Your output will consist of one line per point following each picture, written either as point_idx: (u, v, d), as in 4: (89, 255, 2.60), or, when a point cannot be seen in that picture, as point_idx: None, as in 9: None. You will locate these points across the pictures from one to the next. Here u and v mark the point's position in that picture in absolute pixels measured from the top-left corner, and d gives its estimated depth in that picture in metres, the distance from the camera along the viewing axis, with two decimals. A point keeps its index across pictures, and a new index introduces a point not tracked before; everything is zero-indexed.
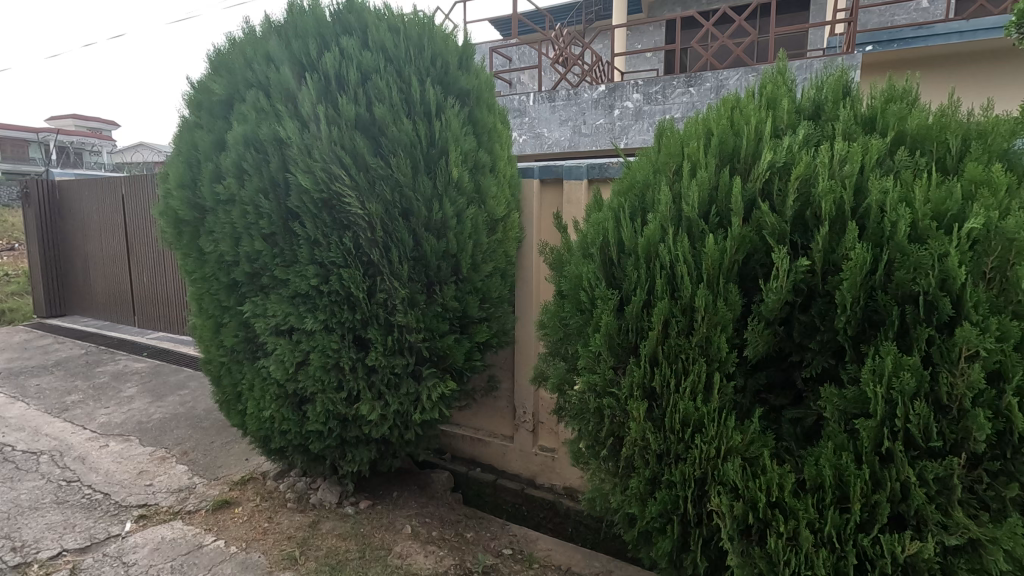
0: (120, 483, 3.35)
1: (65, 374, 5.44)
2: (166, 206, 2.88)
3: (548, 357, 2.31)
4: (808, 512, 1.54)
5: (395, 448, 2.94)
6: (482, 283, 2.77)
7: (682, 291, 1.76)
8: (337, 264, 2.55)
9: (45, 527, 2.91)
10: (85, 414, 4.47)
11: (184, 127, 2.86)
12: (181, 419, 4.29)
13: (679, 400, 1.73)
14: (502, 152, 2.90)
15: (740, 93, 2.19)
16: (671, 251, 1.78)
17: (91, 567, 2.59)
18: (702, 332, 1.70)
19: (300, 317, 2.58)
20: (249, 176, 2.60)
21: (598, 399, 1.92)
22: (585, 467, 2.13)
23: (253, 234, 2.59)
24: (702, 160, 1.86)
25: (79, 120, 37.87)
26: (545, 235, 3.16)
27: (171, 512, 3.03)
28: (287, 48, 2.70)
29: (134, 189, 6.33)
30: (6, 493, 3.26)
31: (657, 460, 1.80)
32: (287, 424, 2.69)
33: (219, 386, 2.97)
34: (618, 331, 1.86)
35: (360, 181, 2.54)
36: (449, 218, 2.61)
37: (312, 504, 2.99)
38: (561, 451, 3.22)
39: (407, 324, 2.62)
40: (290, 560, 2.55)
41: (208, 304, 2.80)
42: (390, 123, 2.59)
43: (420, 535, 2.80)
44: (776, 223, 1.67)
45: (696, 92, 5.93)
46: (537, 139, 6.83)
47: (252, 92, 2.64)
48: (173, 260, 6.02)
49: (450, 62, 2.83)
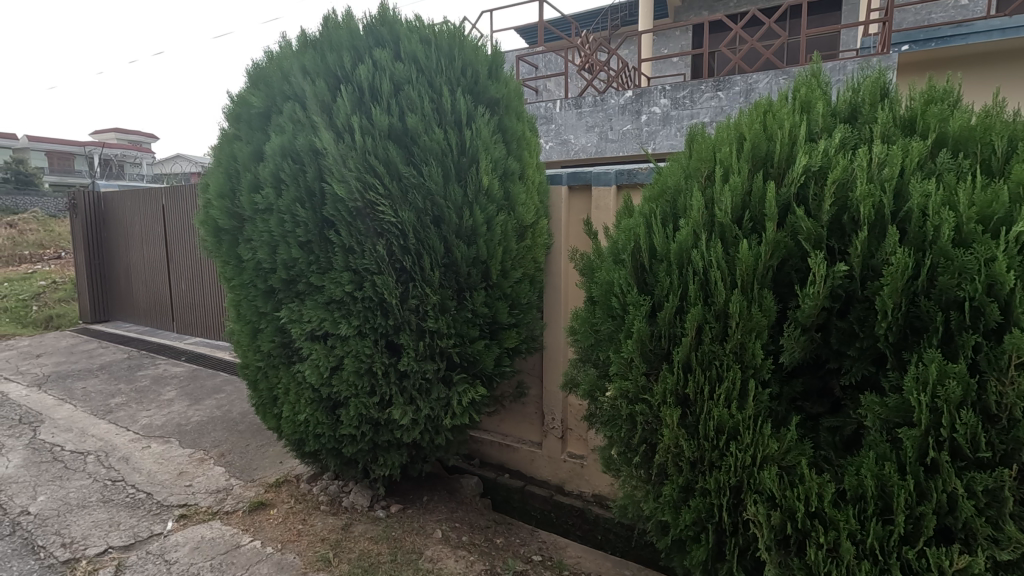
0: (162, 483, 3.46)
1: (109, 377, 5.66)
2: (206, 215, 2.99)
3: (578, 363, 2.31)
4: (849, 523, 1.50)
5: (425, 452, 2.97)
6: (512, 289, 2.79)
7: (715, 297, 1.75)
8: (370, 271, 2.60)
9: (92, 525, 3.02)
10: (128, 415, 4.64)
11: (223, 140, 2.96)
12: (217, 422, 4.41)
13: (713, 407, 1.71)
14: (531, 159, 2.93)
15: (772, 96, 2.16)
16: (704, 256, 1.77)
17: (135, 563, 2.69)
18: (737, 338, 1.69)
19: (334, 322, 2.65)
20: (287, 185, 2.68)
21: (630, 405, 1.91)
22: (617, 475, 2.12)
23: (290, 241, 2.66)
24: (735, 165, 1.84)
25: (121, 133, 39.63)
26: (574, 241, 3.16)
27: (210, 512, 3.12)
28: (322, 61, 2.78)
29: (174, 200, 6.57)
30: (55, 491, 3.41)
31: (691, 468, 1.79)
32: (322, 428, 2.75)
33: (256, 390, 3.05)
34: (650, 337, 1.86)
35: (393, 189, 2.59)
36: (480, 225, 2.63)
37: (345, 506, 3.04)
38: (590, 458, 3.20)
39: (438, 330, 2.66)
40: (324, 561, 2.60)
41: (246, 310, 2.88)
42: (422, 132, 2.64)
43: (450, 540, 2.82)
44: (812, 228, 1.65)
45: (725, 96, 5.87)
46: (563, 145, 6.83)
47: (289, 104, 2.72)
48: (210, 268, 6.23)
49: (480, 71, 2.87)
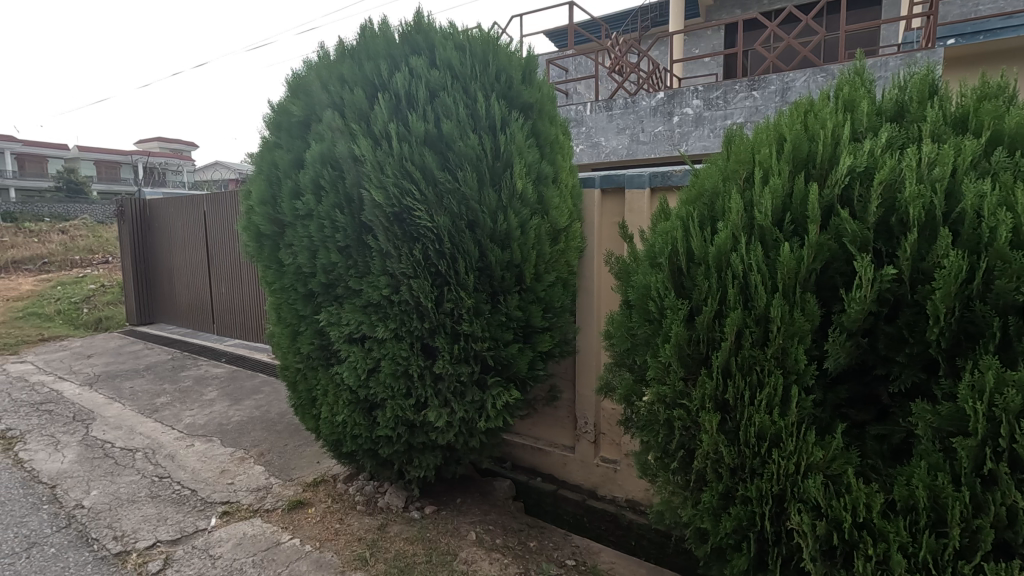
0: (205, 480, 3.58)
1: (154, 377, 5.89)
2: (248, 221, 3.09)
3: (614, 367, 2.30)
4: (899, 535, 1.45)
5: (459, 455, 2.99)
6: (546, 292, 2.79)
7: (756, 302, 1.72)
8: (407, 275, 2.64)
9: (142, 519, 3.14)
10: (172, 415, 4.82)
11: (264, 147, 3.05)
12: (256, 422, 4.54)
13: (754, 413, 1.68)
14: (565, 163, 2.94)
15: (813, 96, 2.11)
16: (744, 259, 1.75)
17: (182, 557, 2.78)
18: (779, 343, 1.66)
19: (371, 326, 2.70)
20: (326, 191, 2.75)
21: (668, 410, 1.90)
22: (653, 480, 2.10)
23: (329, 246, 2.73)
24: (775, 168, 1.81)
25: (163, 142, 41.21)
26: (607, 244, 3.14)
27: (251, 509, 3.21)
28: (360, 70, 2.84)
29: (215, 207, 6.79)
30: (107, 486, 3.56)
31: (731, 475, 1.76)
32: (359, 429, 2.80)
33: (295, 391, 3.13)
34: (688, 342, 1.84)
35: (429, 195, 2.63)
36: (514, 229, 2.64)
37: (380, 507, 3.09)
38: (623, 462, 3.15)
39: (473, 333, 2.68)
40: (361, 561, 2.65)
41: (286, 313, 2.96)
42: (457, 138, 2.67)
43: (484, 542, 2.83)
44: (858, 230, 1.61)
45: (760, 95, 5.77)
46: (594, 148, 6.79)
47: (328, 112, 2.79)
48: (249, 272, 6.41)
49: (514, 76, 2.89)
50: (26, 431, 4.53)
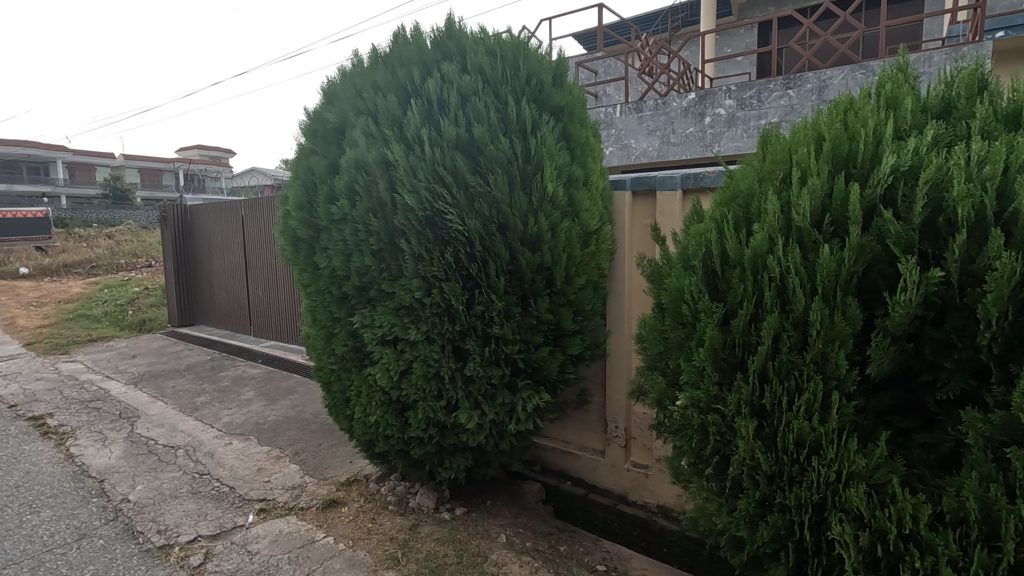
0: (243, 478, 3.69)
1: (194, 377, 6.09)
2: (285, 226, 3.17)
3: (646, 371, 2.28)
4: (948, 548, 1.39)
5: (489, 457, 3.00)
6: (576, 295, 2.78)
7: (794, 305, 1.67)
8: (439, 277, 2.67)
9: (183, 514, 3.25)
10: (212, 413, 4.97)
11: (300, 154, 3.12)
12: (291, 421, 4.65)
13: (793, 419, 1.64)
14: (595, 165, 2.93)
15: (853, 94, 2.06)
16: (782, 261, 1.71)
17: (221, 552, 2.86)
18: (818, 348, 1.61)
19: (404, 328, 2.74)
20: (361, 196, 2.80)
21: (702, 415, 1.87)
22: (687, 486, 2.07)
23: (363, 250, 2.79)
24: (814, 167, 1.77)
25: (203, 150, 42.66)
26: (638, 246, 3.11)
27: (287, 507, 3.29)
28: (393, 76, 2.89)
29: (252, 211, 6.99)
30: (151, 481, 3.70)
31: (769, 482, 1.72)
32: (391, 429, 2.84)
33: (329, 392, 3.19)
34: (723, 346, 1.80)
35: (460, 199, 2.65)
36: (545, 232, 2.64)
37: (411, 507, 3.12)
38: (655, 468, 3.10)
39: (504, 335, 2.69)
40: (393, 560, 2.69)
41: (321, 315, 3.03)
42: (488, 142, 2.69)
43: (514, 545, 2.83)
44: (902, 231, 1.55)
45: (796, 94, 5.65)
46: (624, 150, 6.74)
47: (363, 119, 2.85)
48: (285, 275, 6.58)
49: (544, 79, 2.90)
50: (77, 427, 4.75)
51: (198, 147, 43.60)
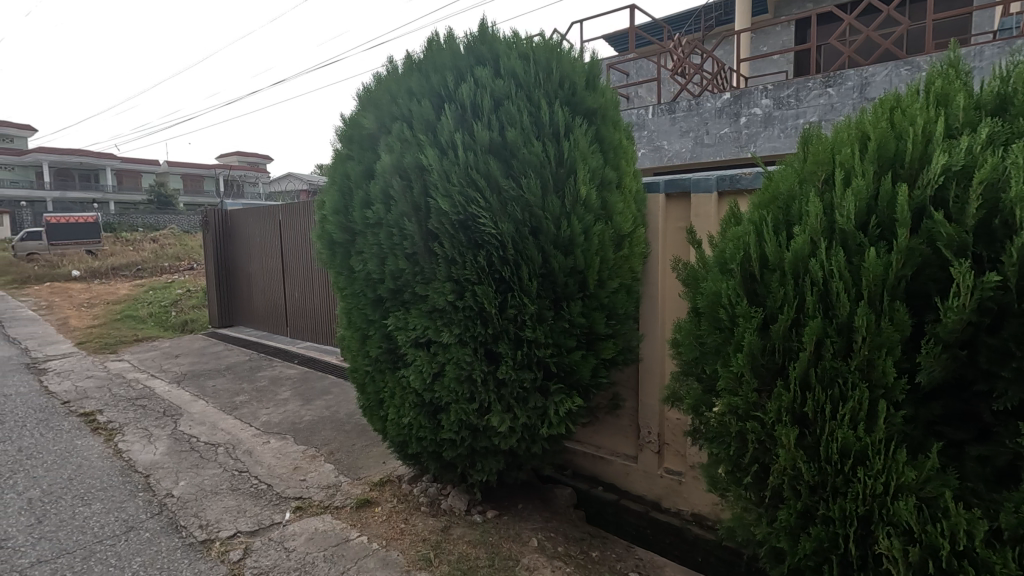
0: (280, 476, 3.78)
1: (234, 377, 6.28)
2: (322, 230, 3.24)
3: (680, 376, 2.24)
4: (1006, 567, 1.33)
5: (521, 460, 3.00)
6: (609, 299, 2.76)
7: (838, 310, 1.62)
8: (471, 280, 2.69)
9: (224, 510, 3.35)
10: (250, 412, 5.11)
11: (336, 159, 3.19)
12: (326, 421, 4.75)
13: (836, 428, 1.59)
14: (628, 168, 2.91)
15: (899, 91, 1.99)
16: (824, 265, 1.66)
17: (260, 548, 2.94)
18: (864, 355, 1.56)
19: (436, 330, 2.76)
20: (395, 201, 2.84)
21: (740, 422, 1.83)
22: (723, 495, 2.03)
23: (397, 254, 2.83)
24: (858, 168, 1.71)
25: (242, 157, 44.03)
26: (672, 249, 3.06)
27: (322, 506, 3.35)
28: (427, 82, 2.93)
29: (289, 216, 7.18)
30: (193, 477, 3.82)
31: (811, 493, 1.68)
32: (424, 431, 2.88)
33: (364, 393, 3.24)
34: (762, 352, 1.76)
35: (493, 202, 2.66)
36: (578, 235, 2.63)
37: (443, 509, 3.14)
38: (689, 475, 3.04)
39: (536, 339, 2.69)
40: (425, 561, 2.71)
41: (356, 317, 3.08)
42: (521, 146, 2.69)
43: (546, 549, 2.82)
44: (954, 234, 1.49)
45: (836, 92, 5.50)
46: (656, 151, 6.66)
47: (397, 124, 2.89)
48: (320, 278, 6.73)
49: (577, 83, 2.89)
50: (124, 423, 4.95)
51: (238, 154, 45.03)
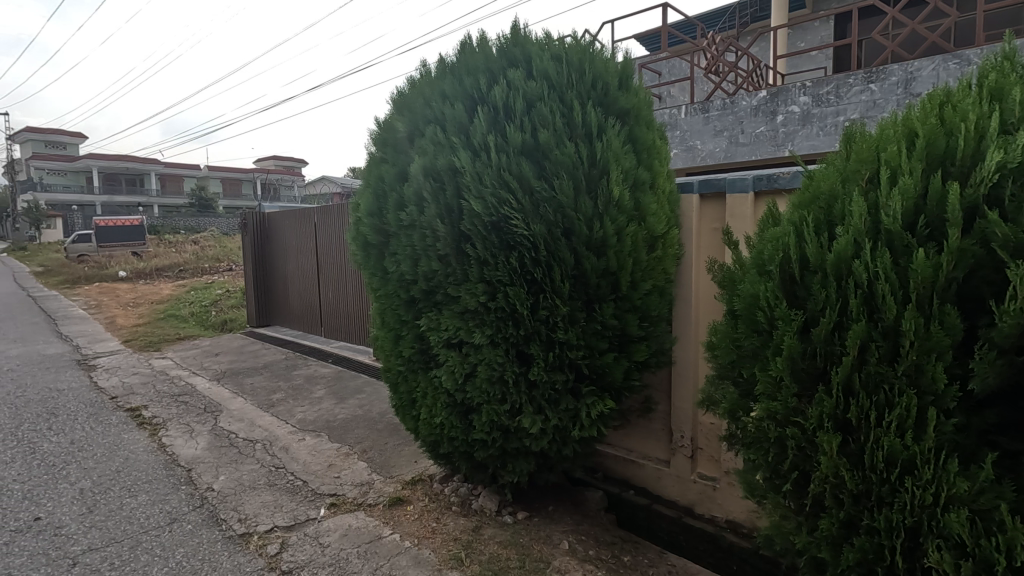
0: (315, 473, 3.86)
1: (271, 375, 6.45)
2: (357, 231, 3.30)
3: (716, 380, 2.20)
4: None
5: (552, 462, 2.99)
6: (642, 301, 2.73)
7: (883, 313, 1.56)
8: (503, 282, 2.70)
9: (262, 505, 3.44)
10: (286, 410, 5.24)
11: (371, 162, 3.25)
12: (360, 420, 4.83)
13: (882, 435, 1.53)
14: (662, 168, 2.87)
15: (949, 86, 1.90)
16: (869, 266, 1.60)
17: (296, 543, 3.01)
18: (911, 360, 1.50)
19: (468, 331, 2.78)
20: (428, 203, 2.87)
21: (779, 428, 1.78)
22: (761, 502, 1.98)
23: (430, 255, 2.85)
24: (905, 166, 1.64)
25: (278, 161, 45.24)
26: (706, 250, 3.01)
27: (356, 503, 3.41)
28: (460, 84, 2.95)
29: (324, 218, 7.33)
30: (233, 472, 3.94)
31: (854, 503, 1.63)
32: (455, 431, 2.90)
33: (396, 393, 3.28)
34: (802, 356, 1.71)
35: (525, 204, 2.66)
36: (610, 236, 2.61)
37: (474, 509, 3.16)
38: (724, 481, 2.98)
39: (568, 340, 2.67)
40: (456, 561, 2.72)
41: (390, 318, 3.13)
42: (554, 147, 2.69)
43: (577, 552, 2.80)
44: (1009, 234, 1.42)
45: (879, 88, 5.32)
46: (689, 152, 6.57)
47: (431, 127, 2.92)
48: (354, 279, 6.86)
49: (610, 83, 2.87)
50: (168, 419, 5.13)
51: (274, 158, 46.26)
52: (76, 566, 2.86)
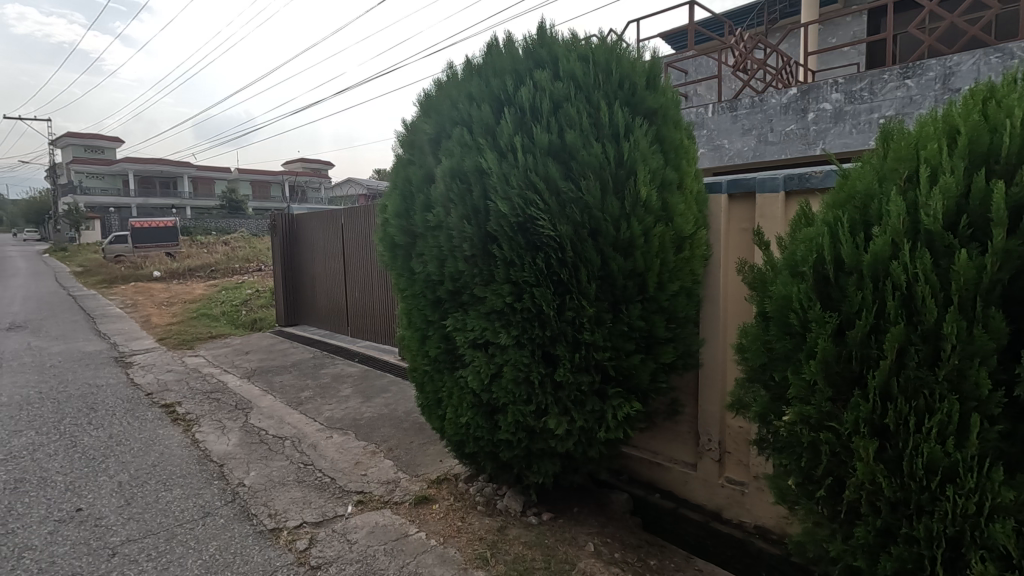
0: (343, 470, 3.92)
1: (299, 373, 6.57)
2: (384, 232, 3.34)
3: (746, 383, 2.17)
4: None
5: (577, 464, 2.98)
6: (669, 302, 2.71)
7: (923, 316, 1.52)
8: (529, 283, 2.70)
9: (291, 501, 3.51)
10: (314, 408, 5.33)
11: (398, 164, 3.28)
12: (386, 418, 4.89)
13: (922, 442, 1.49)
14: (690, 168, 2.84)
15: (993, 80, 1.84)
16: (908, 267, 1.55)
17: (324, 539, 3.06)
18: (953, 364, 1.45)
19: (494, 332, 2.79)
20: (455, 204, 2.89)
21: (813, 432, 1.74)
22: (792, 507, 1.94)
23: (457, 256, 2.87)
24: (946, 164, 1.59)
25: (306, 164, 46.07)
26: (735, 251, 2.96)
27: (382, 500, 3.46)
28: (487, 86, 2.97)
29: (351, 220, 7.44)
30: (263, 468, 4.03)
31: (892, 511, 1.58)
32: (481, 431, 2.91)
33: (422, 392, 3.31)
34: (837, 359, 1.67)
35: (552, 205, 2.66)
36: (637, 237, 2.59)
37: (499, 509, 3.17)
38: (752, 486, 2.93)
39: (594, 342, 2.66)
40: (482, 560, 2.74)
41: (416, 318, 3.16)
42: (581, 147, 2.68)
43: (602, 555, 2.79)
44: None
45: (915, 84, 5.17)
46: (716, 151, 6.47)
47: (458, 129, 2.94)
48: (380, 279, 6.94)
49: (637, 82, 2.85)
50: (200, 415, 5.27)
51: (302, 160, 47.14)
52: (115, 556, 2.95)
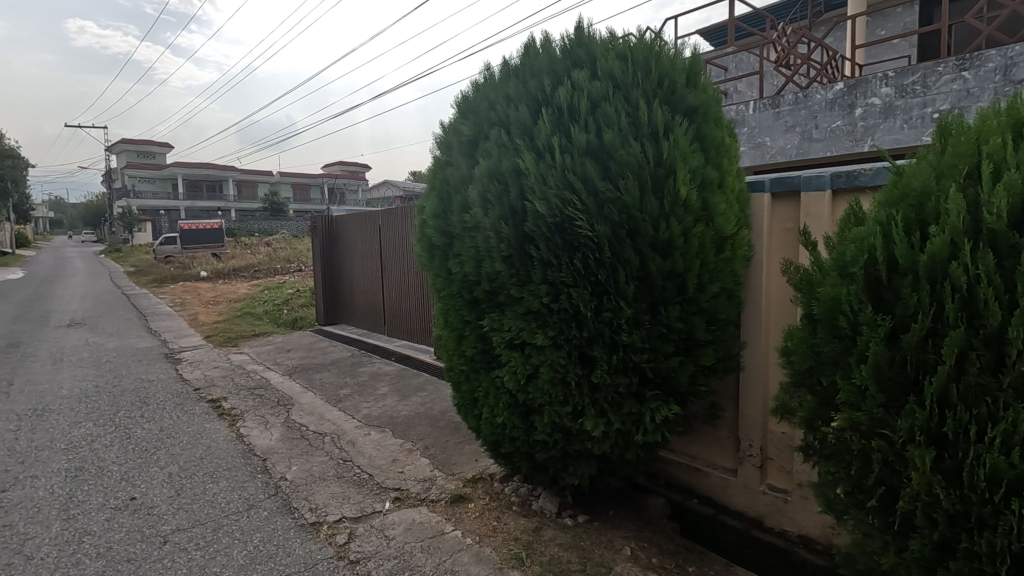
0: (380, 467, 3.99)
1: (338, 371, 6.73)
2: (422, 233, 3.38)
3: (790, 387, 2.10)
4: None
5: (614, 467, 2.96)
6: (709, 304, 2.66)
7: (985, 320, 1.44)
8: (566, 284, 2.68)
9: (331, 495, 3.60)
10: (352, 405, 5.44)
11: (436, 165, 3.31)
12: (422, 417, 4.95)
13: (984, 452, 1.41)
14: (731, 167, 2.77)
15: None
16: (969, 269, 1.48)
17: (362, 534, 3.12)
18: (1018, 371, 1.38)
19: (531, 332, 2.79)
20: (492, 205, 2.90)
21: (864, 440, 1.68)
22: (840, 517, 1.88)
23: (494, 256, 2.88)
24: (1011, 159, 1.51)
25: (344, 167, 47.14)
26: (779, 252, 2.87)
27: (419, 498, 3.50)
28: (524, 87, 2.97)
29: (388, 221, 7.56)
30: (304, 463, 4.14)
31: (950, 524, 1.51)
32: (517, 431, 2.92)
33: (458, 391, 3.34)
34: (890, 363, 1.60)
35: (589, 205, 2.64)
36: (677, 237, 2.55)
37: (534, 510, 3.17)
38: (796, 494, 2.84)
39: (632, 343, 2.63)
40: (517, 560, 2.74)
41: (453, 317, 3.18)
42: (619, 147, 2.65)
43: (639, 559, 2.75)
44: None
45: (973, 76, 4.92)
46: (758, 149, 6.31)
47: (495, 130, 2.96)
48: (416, 280, 7.04)
49: (677, 80, 2.81)
50: (245, 411, 5.45)
51: (340, 163, 48.26)
52: (167, 544, 3.09)
